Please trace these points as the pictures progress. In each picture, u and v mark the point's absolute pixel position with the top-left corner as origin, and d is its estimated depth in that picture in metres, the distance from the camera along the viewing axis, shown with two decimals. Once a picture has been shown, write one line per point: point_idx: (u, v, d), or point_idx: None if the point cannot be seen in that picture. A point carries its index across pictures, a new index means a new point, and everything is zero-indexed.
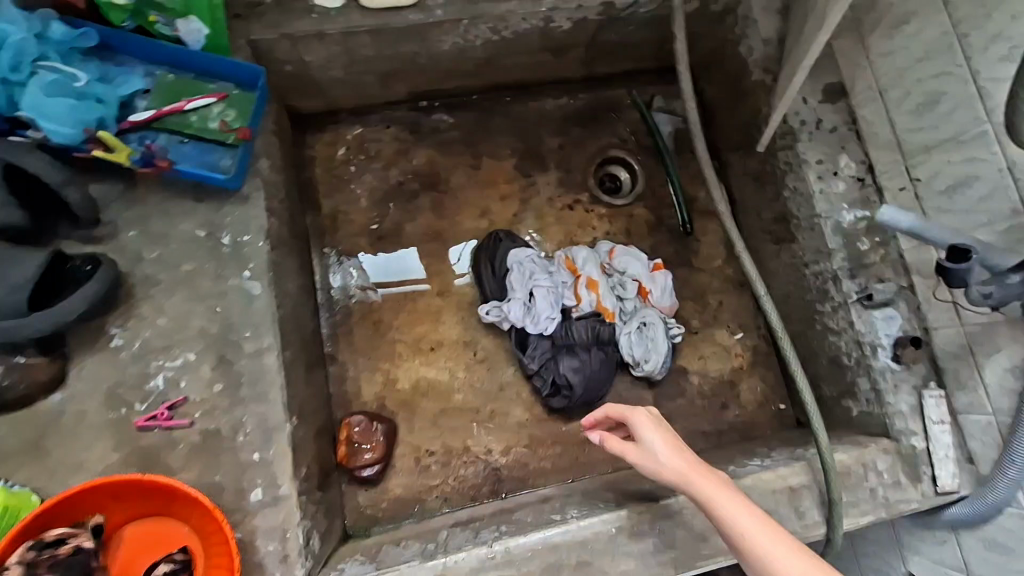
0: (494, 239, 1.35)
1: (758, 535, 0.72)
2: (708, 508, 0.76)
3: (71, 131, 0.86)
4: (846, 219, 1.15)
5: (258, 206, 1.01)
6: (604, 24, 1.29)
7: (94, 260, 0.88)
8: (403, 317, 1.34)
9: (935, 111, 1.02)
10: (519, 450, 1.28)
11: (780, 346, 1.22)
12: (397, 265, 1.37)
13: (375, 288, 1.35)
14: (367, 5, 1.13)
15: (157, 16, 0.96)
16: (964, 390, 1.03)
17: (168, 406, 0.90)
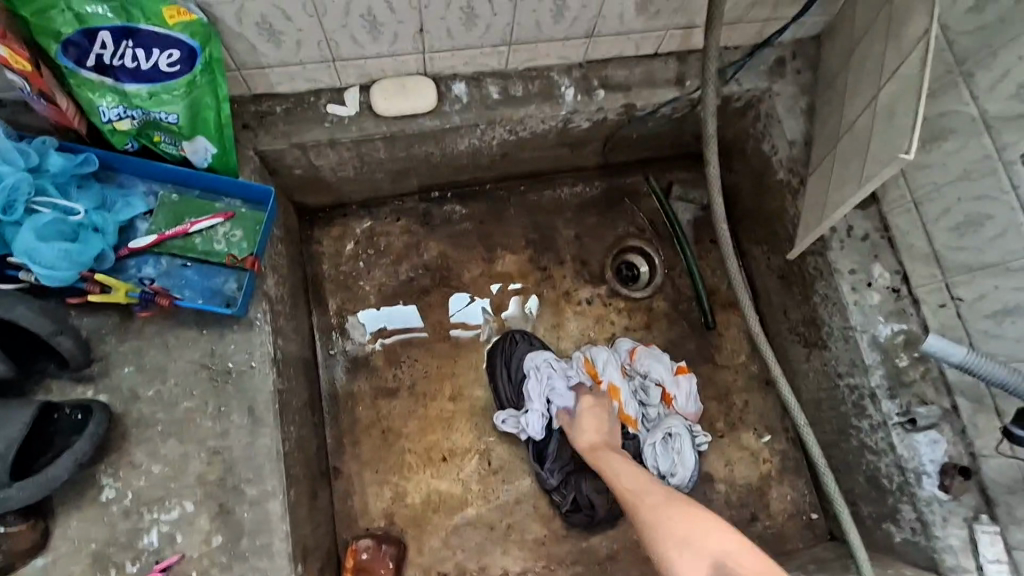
0: (508, 343, 1.29)
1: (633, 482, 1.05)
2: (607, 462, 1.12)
3: (68, 273, 0.80)
4: (882, 332, 1.10)
5: (264, 332, 0.95)
6: (623, 122, 1.25)
7: (84, 407, 0.81)
8: (413, 424, 1.26)
9: (979, 234, 0.98)
10: (537, 571, 1.20)
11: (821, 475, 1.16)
12: (397, 317, 1.33)
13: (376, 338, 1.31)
14: (383, 112, 1.08)
15: (162, 135, 0.91)
16: (1020, 527, 0.96)
17: (162, 566, 0.82)
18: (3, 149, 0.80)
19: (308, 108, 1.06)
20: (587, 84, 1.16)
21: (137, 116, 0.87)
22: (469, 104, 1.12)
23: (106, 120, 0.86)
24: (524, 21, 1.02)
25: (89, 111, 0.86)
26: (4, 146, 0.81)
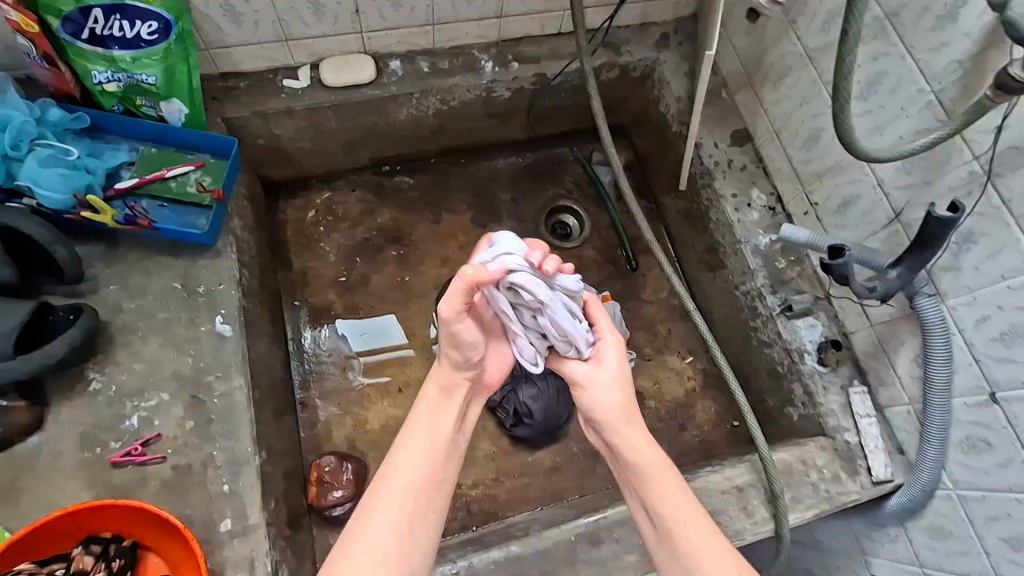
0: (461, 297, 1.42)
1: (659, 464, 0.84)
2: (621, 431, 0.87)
3: (63, 197, 0.98)
4: (762, 242, 1.28)
5: (229, 257, 1.10)
6: (539, 92, 1.46)
7: (76, 309, 0.97)
8: (372, 363, 1.41)
9: (820, 144, 1.18)
10: (488, 483, 1.33)
11: (711, 354, 1.31)
12: (378, 332, 1.43)
13: (358, 356, 1.41)
14: (330, 83, 1.30)
15: (143, 99, 1.10)
16: (884, 385, 1.14)
17: (142, 442, 0.95)
18: (13, 101, 0.99)
19: (267, 83, 1.28)
20: (503, 58, 1.39)
21: (123, 79, 1.06)
22: (404, 77, 1.34)
23: (97, 82, 1.05)
24: (441, 3, 1.26)
25: (83, 76, 1.05)
26: (14, 99, 1.00)
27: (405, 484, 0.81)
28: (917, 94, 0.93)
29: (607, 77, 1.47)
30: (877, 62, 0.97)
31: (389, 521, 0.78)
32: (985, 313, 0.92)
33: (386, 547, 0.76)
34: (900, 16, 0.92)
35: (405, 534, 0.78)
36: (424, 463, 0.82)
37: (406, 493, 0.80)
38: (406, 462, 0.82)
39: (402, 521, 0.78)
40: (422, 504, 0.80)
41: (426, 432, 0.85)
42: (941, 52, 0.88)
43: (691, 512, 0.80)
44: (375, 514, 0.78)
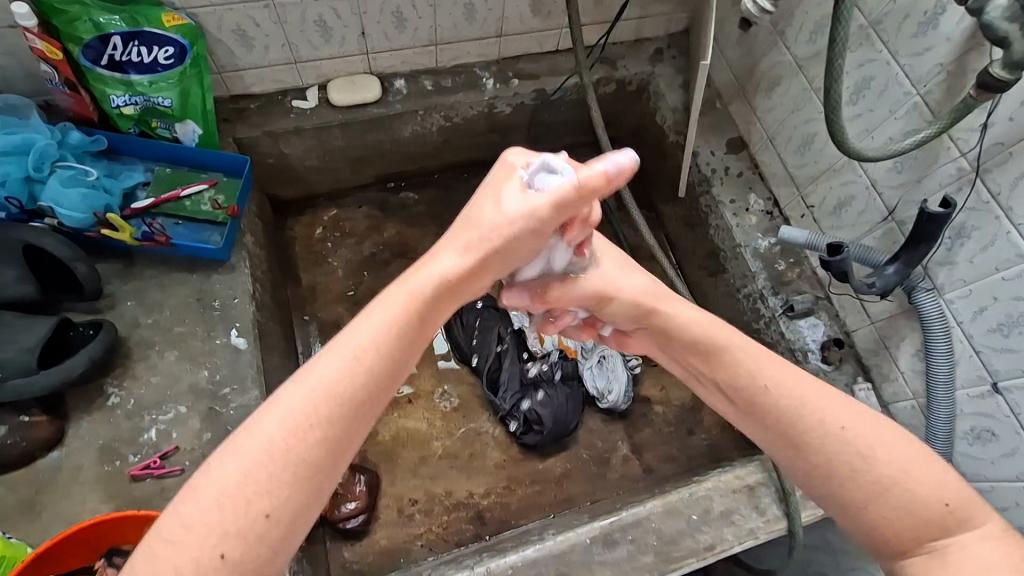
0: (473, 314, 1.43)
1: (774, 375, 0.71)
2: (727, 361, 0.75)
3: (83, 216, 1.01)
4: (761, 245, 1.31)
5: (242, 272, 1.13)
6: (539, 106, 1.51)
7: (96, 324, 0.99)
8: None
9: (813, 148, 1.22)
10: (500, 491, 1.33)
11: None
12: None
13: None
14: (337, 103, 1.34)
15: (158, 121, 1.14)
16: (888, 381, 1.16)
17: (160, 455, 0.96)
18: (36, 125, 1.03)
19: (277, 104, 1.32)
20: (504, 75, 1.43)
21: (140, 102, 1.10)
22: (409, 95, 1.38)
23: (115, 106, 1.09)
24: (444, 23, 1.31)
25: (102, 100, 1.09)
26: (37, 123, 1.04)
27: (290, 420, 0.56)
28: (903, 97, 0.97)
29: (604, 91, 1.52)
30: (864, 68, 1.02)
31: (249, 466, 0.54)
32: (981, 305, 0.95)
33: (232, 508, 0.52)
34: (882, 24, 0.97)
35: (272, 495, 0.54)
36: (333, 399, 0.58)
37: (304, 419, 0.56)
38: (308, 386, 0.58)
39: (304, 417, 0.56)
40: (310, 451, 0.56)
41: (352, 353, 0.60)
42: (924, 56, 0.92)
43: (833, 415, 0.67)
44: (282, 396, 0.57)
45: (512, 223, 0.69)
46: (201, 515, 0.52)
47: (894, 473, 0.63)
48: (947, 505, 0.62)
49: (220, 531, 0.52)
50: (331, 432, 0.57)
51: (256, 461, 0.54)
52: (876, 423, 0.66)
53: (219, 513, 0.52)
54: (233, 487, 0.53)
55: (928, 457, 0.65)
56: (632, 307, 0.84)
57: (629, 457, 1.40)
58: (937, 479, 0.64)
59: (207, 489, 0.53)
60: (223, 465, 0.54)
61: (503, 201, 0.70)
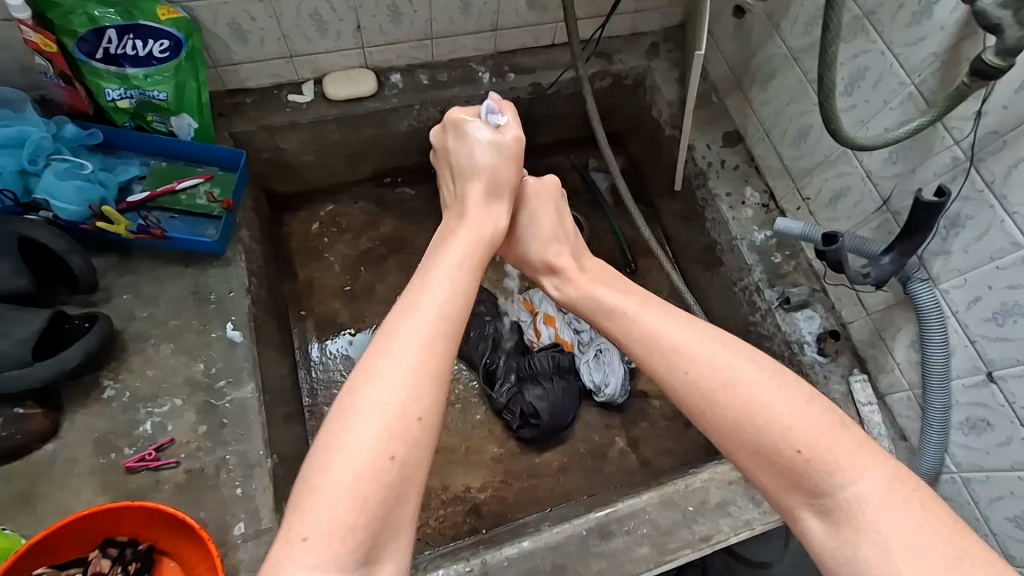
0: (470, 309, 1.43)
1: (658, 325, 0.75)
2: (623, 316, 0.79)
3: (78, 209, 1.01)
4: (758, 238, 1.31)
5: (238, 265, 1.13)
6: (535, 101, 1.51)
7: (91, 317, 0.99)
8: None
9: (808, 140, 1.22)
10: (497, 486, 1.33)
11: None
12: None
13: None
14: (333, 97, 1.34)
15: (154, 115, 1.14)
16: (884, 373, 1.16)
17: (155, 448, 0.96)
18: (31, 118, 1.03)
19: (273, 98, 1.32)
20: (500, 69, 1.43)
21: (135, 96, 1.10)
22: (404, 89, 1.38)
23: (110, 100, 1.09)
24: (440, 17, 1.31)
25: (97, 94, 1.09)
26: (32, 116, 1.04)
27: (419, 338, 0.65)
28: (897, 87, 0.97)
29: (600, 85, 1.52)
30: (859, 58, 1.02)
31: (398, 381, 0.62)
32: (976, 295, 0.95)
33: (393, 414, 0.60)
34: (877, 14, 0.97)
35: (419, 400, 0.62)
36: (447, 319, 0.69)
37: (428, 338, 0.66)
38: (422, 312, 0.68)
39: (428, 336, 0.66)
40: (439, 362, 0.65)
41: (447, 287, 0.72)
42: (918, 46, 0.92)
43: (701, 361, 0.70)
44: (402, 326, 0.66)
45: (507, 145, 0.91)
46: (367, 427, 0.59)
47: (754, 418, 0.64)
48: (801, 453, 0.61)
49: (387, 437, 0.59)
50: (452, 344, 0.67)
51: (402, 375, 0.62)
52: (731, 366, 0.68)
53: (382, 424, 0.60)
54: (391, 400, 0.61)
55: (785, 397, 0.65)
56: (537, 268, 0.96)
57: (626, 451, 1.40)
58: (790, 420, 0.63)
59: (362, 407, 0.60)
60: (371, 388, 0.61)
61: (485, 139, 0.91)
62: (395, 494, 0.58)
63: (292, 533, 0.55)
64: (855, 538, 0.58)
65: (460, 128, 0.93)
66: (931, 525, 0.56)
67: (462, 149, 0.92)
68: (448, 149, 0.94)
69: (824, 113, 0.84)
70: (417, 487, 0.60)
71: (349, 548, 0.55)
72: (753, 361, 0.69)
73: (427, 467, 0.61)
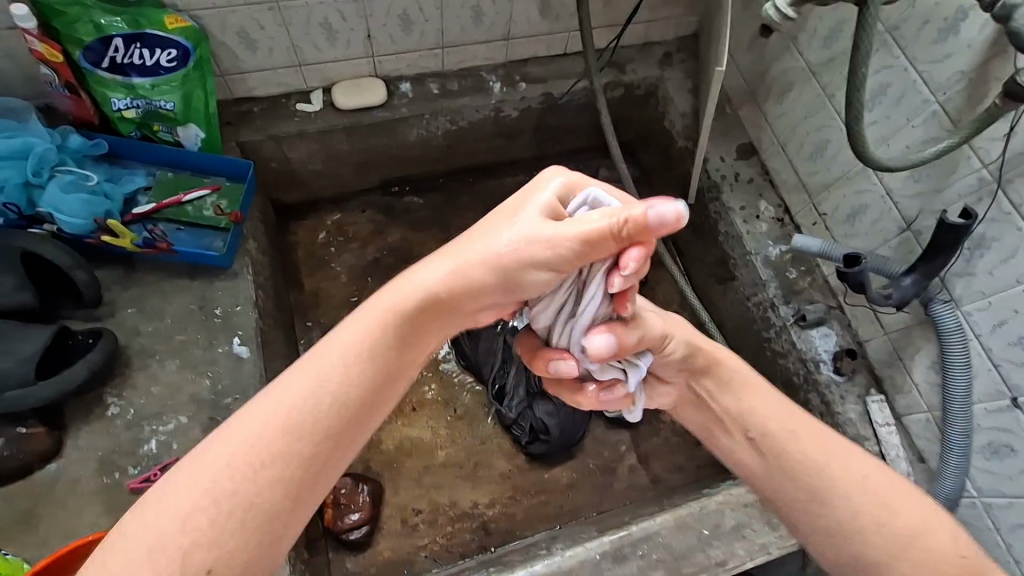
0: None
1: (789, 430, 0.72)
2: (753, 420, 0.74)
3: (83, 222, 0.99)
4: (772, 253, 1.29)
5: (245, 279, 1.11)
6: (546, 111, 1.49)
7: (95, 332, 0.97)
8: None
9: (826, 155, 1.20)
10: (505, 502, 1.31)
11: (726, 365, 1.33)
12: None
13: None
14: (341, 106, 1.32)
15: (160, 125, 1.12)
16: (902, 393, 1.14)
17: (161, 467, 0.94)
18: (35, 129, 1.01)
19: (281, 107, 1.30)
20: (511, 79, 1.41)
21: (141, 106, 1.08)
22: (414, 98, 1.36)
23: (116, 109, 1.07)
24: (451, 27, 1.29)
25: (102, 103, 1.07)
26: (36, 127, 1.02)
27: (252, 433, 0.54)
28: (921, 104, 0.95)
29: (612, 95, 1.50)
30: (881, 74, 1.00)
31: (198, 490, 0.52)
32: (1001, 318, 0.93)
33: (176, 528, 0.51)
34: (900, 30, 0.95)
35: (212, 524, 0.52)
36: (296, 428, 0.55)
37: (258, 447, 0.54)
38: (264, 409, 0.55)
39: (252, 446, 0.54)
40: (257, 483, 0.53)
41: (318, 385, 0.57)
42: (944, 63, 0.90)
43: (851, 468, 0.68)
44: (244, 420, 0.55)
45: (524, 244, 0.62)
46: (153, 534, 0.51)
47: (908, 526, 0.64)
48: (964, 557, 0.63)
49: (161, 552, 0.50)
50: (297, 447, 0.55)
51: (209, 486, 0.52)
52: (878, 482, 0.67)
53: (165, 537, 0.51)
54: (182, 509, 0.51)
55: (922, 509, 0.66)
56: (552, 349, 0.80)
57: (636, 468, 1.38)
58: (948, 537, 0.64)
59: (148, 518, 0.51)
60: (175, 485, 0.52)
61: (526, 223, 0.62)
62: None
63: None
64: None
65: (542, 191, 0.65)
66: None
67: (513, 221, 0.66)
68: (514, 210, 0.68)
69: (851, 133, 0.82)
70: None
71: None
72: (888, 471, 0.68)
73: None
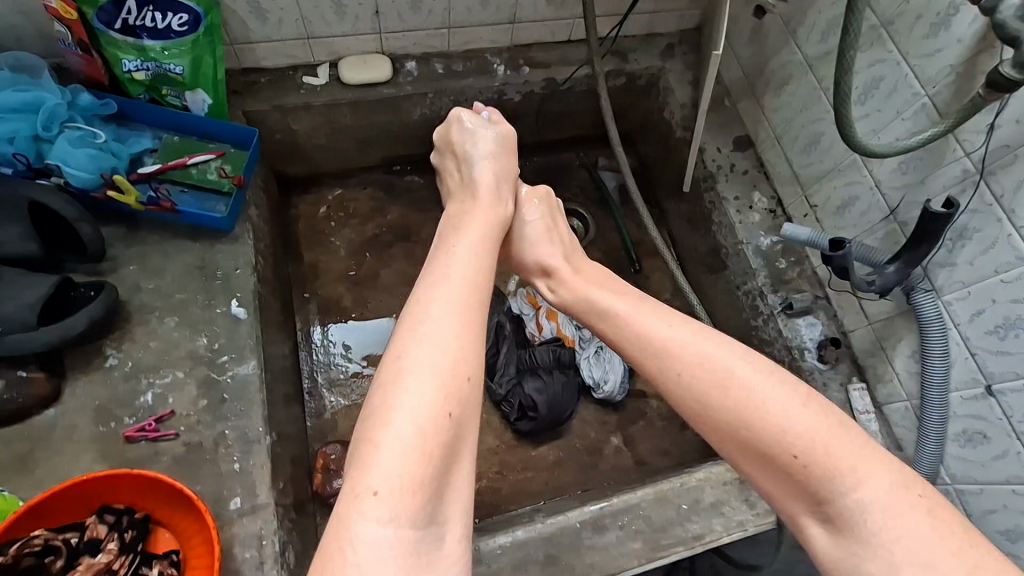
0: None
1: (644, 321, 0.77)
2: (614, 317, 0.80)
3: (90, 176, 1.02)
4: (764, 243, 1.32)
5: (246, 243, 1.13)
6: (548, 96, 1.51)
7: (97, 286, 0.99)
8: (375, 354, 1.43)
9: (819, 148, 1.23)
10: (492, 476, 1.34)
11: None
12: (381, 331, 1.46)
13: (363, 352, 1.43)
14: (347, 81, 1.34)
15: (169, 89, 1.14)
16: (883, 383, 1.16)
17: (155, 419, 0.96)
18: (47, 84, 1.03)
19: (287, 79, 1.33)
20: (515, 62, 1.44)
21: (151, 68, 1.10)
22: (419, 77, 1.39)
23: (126, 70, 1.10)
24: (458, 7, 1.31)
25: (113, 64, 1.09)
26: (48, 82, 1.04)
27: (452, 326, 0.67)
28: (911, 97, 0.97)
29: (614, 84, 1.53)
30: (874, 68, 1.02)
31: (445, 342, 0.65)
32: (979, 308, 0.95)
33: (444, 373, 0.63)
34: (895, 25, 0.97)
35: (466, 362, 0.65)
36: (476, 284, 0.74)
37: (463, 300, 0.70)
38: (455, 283, 0.72)
39: (464, 298, 0.71)
40: (477, 320, 0.70)
41: (471, 258, 0.77)
42: (935, 57, 0.93)
43: (692, 355, 0.71)
44: (438, 292, 0.71)
45: (506, 137, 0.98)
46: (425, 386, 0.61)
47: (739, 412, 0.66)
48: (796, 457, 0.62)
49: (445, 392, 0.62)
50: (481, 327, 0.69)
51: (447, 334, 0.66)
52: (727, 368, 0.68)
53: (438, 381, 0.62)
54: (442, 359, 0.64)
55: (777, 398, 0.65)
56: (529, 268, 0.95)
57: (621, 449, 1.40)
58: (786, 424, 0.63)
59: (409, 375, 0.62)
60: (423, 346, 0.64)
61: (489, 128, 0.98)
62: (455, 445, 0.61)
63: (358, 492, 0.56)
64: (866, 559, 0.57)
65: (462, 121, 0.99)
66: (939, 534, 0.56)
67: (462, 138, 0.98)
68: (448, 137, 0.99)
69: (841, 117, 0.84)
70: (472, 437, 0.64)
71: (426, 496, 0.58)
72: (746, 358, 0.69)
73: (478, 418, 0.65)
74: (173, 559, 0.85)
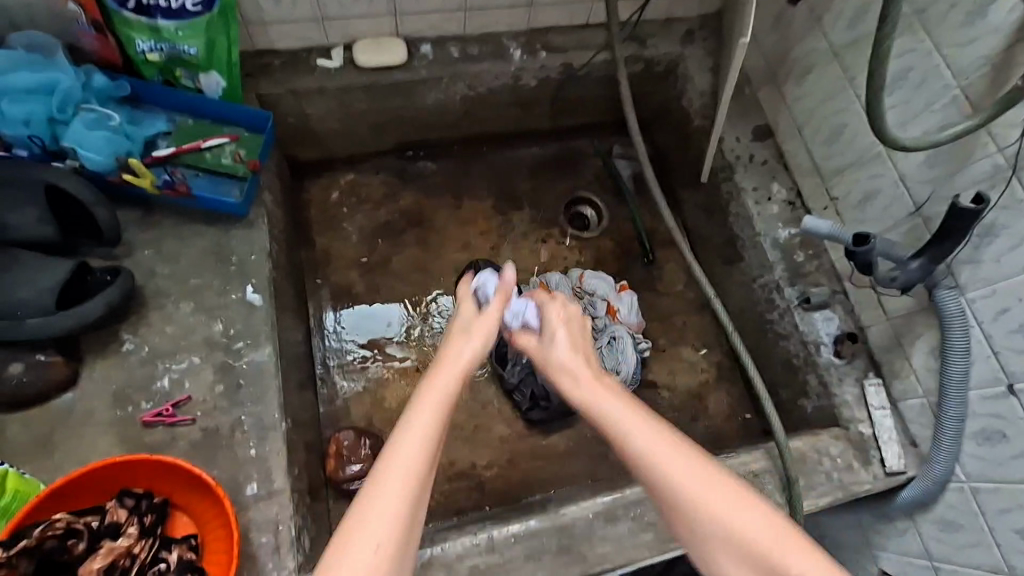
0: None
1: (629, 424, 0.74)
2: (609, 433, 0.75)
3: (106, 160, 1.01)
4: (781, 235, 1.30)
5: (261, 229, 1.13)
6: (564, 82, 1.49)
7: (113, 270, 0.99)
8: (388, 341, 1.43)
9: (841, 140, 1.21)
10: (502, 465, 1.34)
11: (730, 344, 1.31)
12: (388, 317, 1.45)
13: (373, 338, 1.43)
14: (361, 65, 1.32)
15: (182, 71, 1.13)
16: (899, 378, 1.15)
17: (172, 404, 0.97)
18: (61, 65, 1.02)
19: (301, 61, 1.31)
20: (532, 47, 1.42)
21: (165, 50, 1.09)
22: (434, 61, 1.37)
23: (140, 51, 1.08)
24: None
25: (127, 45, 1.08)
26: (61, 63, 1.02)
27: (400, 482, 0.65)
28: (941, 89, 0.95)
29: (631, 70, 1.50)
30: (903, 57, 1.00)
31: (394, 505, 0.64)
32: (1005, 305, 0.94)
33: (389, 533, 0.63)
34: (927, 13, 0.95)
35: (407, 515, 0.64)
36: (436, 426, 0.70)
37: (419, 455, 0.68)
38: (414, 429, 0.69)
39: (421, 449, 0.68)
40: (427, 471, 0.68)
41: (442, 393, 0.73)
42: (968, 47, 0.90)
43: (675, 467, 0.69)
44: (399, 437, 0.69)
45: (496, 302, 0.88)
46: (366, 552, 0.61)
47: (727, 532, 0.65)
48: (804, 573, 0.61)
49: (383, 549, 0.62)
50: (427, 473, 0.67)
51: (394, 493, 0.65)
52: (698, 481, 0.68)
53: (381, 541, 0.62)
54: (388, 525, 0.63)
55: (755, 517, 0.65)
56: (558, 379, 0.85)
57: None
58: (765, 541, 0.64)
59: (358, 532, 0.63)
60: (373, 509, 0.64)
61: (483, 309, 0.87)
62: None
63: None
64: None
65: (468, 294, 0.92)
66: None
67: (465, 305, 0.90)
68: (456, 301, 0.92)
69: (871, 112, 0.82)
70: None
71: None
72: (718, 477, 0.69)
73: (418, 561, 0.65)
74: (192, 543, 0.86)
